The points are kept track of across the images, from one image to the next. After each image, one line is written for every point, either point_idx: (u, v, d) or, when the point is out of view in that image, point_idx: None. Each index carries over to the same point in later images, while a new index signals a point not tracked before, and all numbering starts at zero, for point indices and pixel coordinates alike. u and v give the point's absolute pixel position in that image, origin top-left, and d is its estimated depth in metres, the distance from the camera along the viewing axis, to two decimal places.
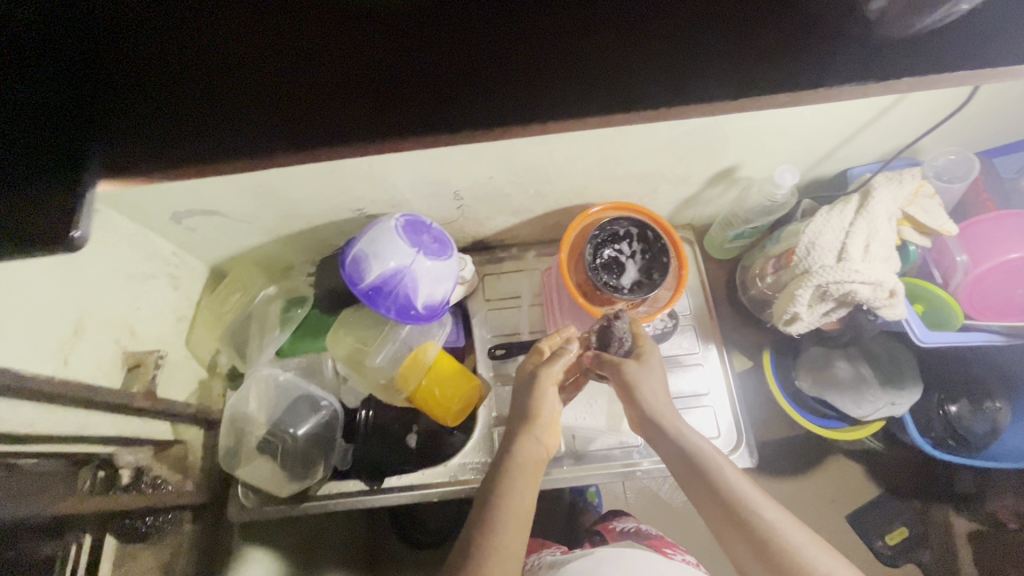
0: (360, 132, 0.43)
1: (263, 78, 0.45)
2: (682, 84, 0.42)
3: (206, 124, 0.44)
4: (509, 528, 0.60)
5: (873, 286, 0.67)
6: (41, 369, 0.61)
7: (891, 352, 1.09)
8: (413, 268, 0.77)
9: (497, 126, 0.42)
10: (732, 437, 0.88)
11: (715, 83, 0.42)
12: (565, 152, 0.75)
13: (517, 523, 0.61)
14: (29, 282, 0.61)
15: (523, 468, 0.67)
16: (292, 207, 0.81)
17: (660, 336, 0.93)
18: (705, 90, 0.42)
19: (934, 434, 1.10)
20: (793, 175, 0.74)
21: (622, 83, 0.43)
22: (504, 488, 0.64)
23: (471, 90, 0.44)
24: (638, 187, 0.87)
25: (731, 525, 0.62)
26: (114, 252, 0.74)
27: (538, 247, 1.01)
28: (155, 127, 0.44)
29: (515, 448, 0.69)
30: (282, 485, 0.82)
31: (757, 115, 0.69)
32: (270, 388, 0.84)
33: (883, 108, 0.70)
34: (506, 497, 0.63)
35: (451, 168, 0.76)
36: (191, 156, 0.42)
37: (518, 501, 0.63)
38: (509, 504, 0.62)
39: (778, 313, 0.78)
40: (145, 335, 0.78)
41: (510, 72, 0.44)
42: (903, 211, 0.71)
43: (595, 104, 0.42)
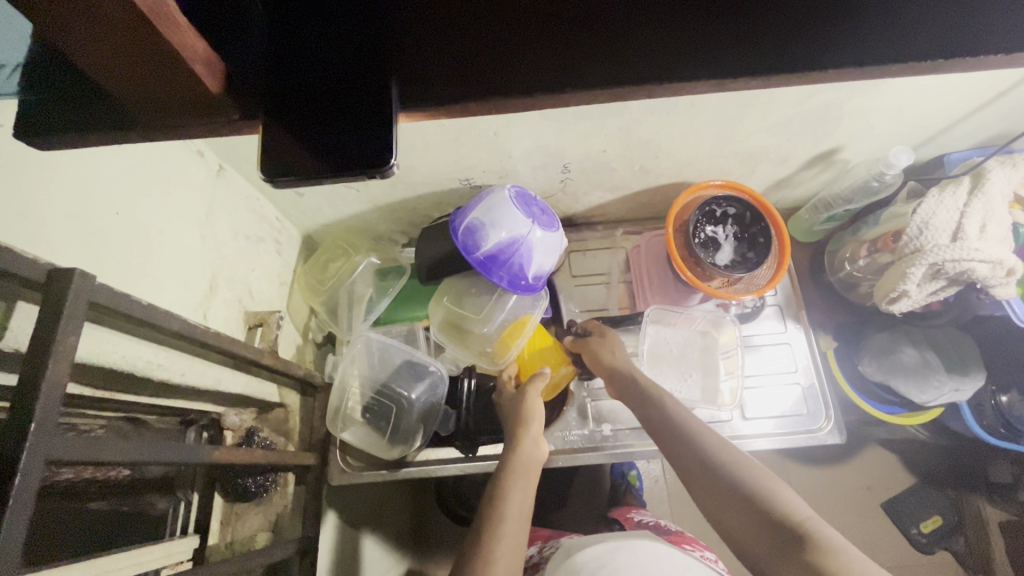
0: (587, 73, 0.32)
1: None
2: (943, 35, 0.31)
3: (430, 47, 0.32)
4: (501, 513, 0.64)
5: (992, 265, 0.70)
6: (188, 317, 0.63)
7: (957, 341, 1.06)
8: (529, 239, 0.78)
9: (709, 81, 0.32)
10: (819, 414, 0.89)
11: (981, 34, 0.31)
12: (686, 126, 0.76)
13: (519, 515, 0.65)
14: (175, 234, 0.61)
15: (520, 467, 0.71)
16: (404, 174, 0.82)
17: (749, 315, 0.95)
18: (971, 43, 0.31)
19: (986, 422, 1.04)
20: (908, 156, 0.77)
21: (874, 24, 0.32)
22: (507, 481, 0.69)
23: (714, 20, 0.32)
24: (738, 167, 0.89)
25: (718, 493, 0.62)
26: (235, 212, 0.74)
27: (624, 225, 1.03)
28: (365, 56, 0.32)
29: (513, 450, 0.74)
30: (384, 451, 0.85)
31: (884, 93, 0.71)
32: (373, 354, 0.87)
33: (1002, 90, 0.72)
34: (506, 492, 0.67)
35: (571, 139, 0.77)
36: (454, 82, 0.32)
37: (517, 492, 0.67)
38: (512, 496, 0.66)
39: (882, 291, 0.80)
40: (258, 297, 0.79)
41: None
42: (1017, 192, 0.74)
43: (843, 52, 0.32)
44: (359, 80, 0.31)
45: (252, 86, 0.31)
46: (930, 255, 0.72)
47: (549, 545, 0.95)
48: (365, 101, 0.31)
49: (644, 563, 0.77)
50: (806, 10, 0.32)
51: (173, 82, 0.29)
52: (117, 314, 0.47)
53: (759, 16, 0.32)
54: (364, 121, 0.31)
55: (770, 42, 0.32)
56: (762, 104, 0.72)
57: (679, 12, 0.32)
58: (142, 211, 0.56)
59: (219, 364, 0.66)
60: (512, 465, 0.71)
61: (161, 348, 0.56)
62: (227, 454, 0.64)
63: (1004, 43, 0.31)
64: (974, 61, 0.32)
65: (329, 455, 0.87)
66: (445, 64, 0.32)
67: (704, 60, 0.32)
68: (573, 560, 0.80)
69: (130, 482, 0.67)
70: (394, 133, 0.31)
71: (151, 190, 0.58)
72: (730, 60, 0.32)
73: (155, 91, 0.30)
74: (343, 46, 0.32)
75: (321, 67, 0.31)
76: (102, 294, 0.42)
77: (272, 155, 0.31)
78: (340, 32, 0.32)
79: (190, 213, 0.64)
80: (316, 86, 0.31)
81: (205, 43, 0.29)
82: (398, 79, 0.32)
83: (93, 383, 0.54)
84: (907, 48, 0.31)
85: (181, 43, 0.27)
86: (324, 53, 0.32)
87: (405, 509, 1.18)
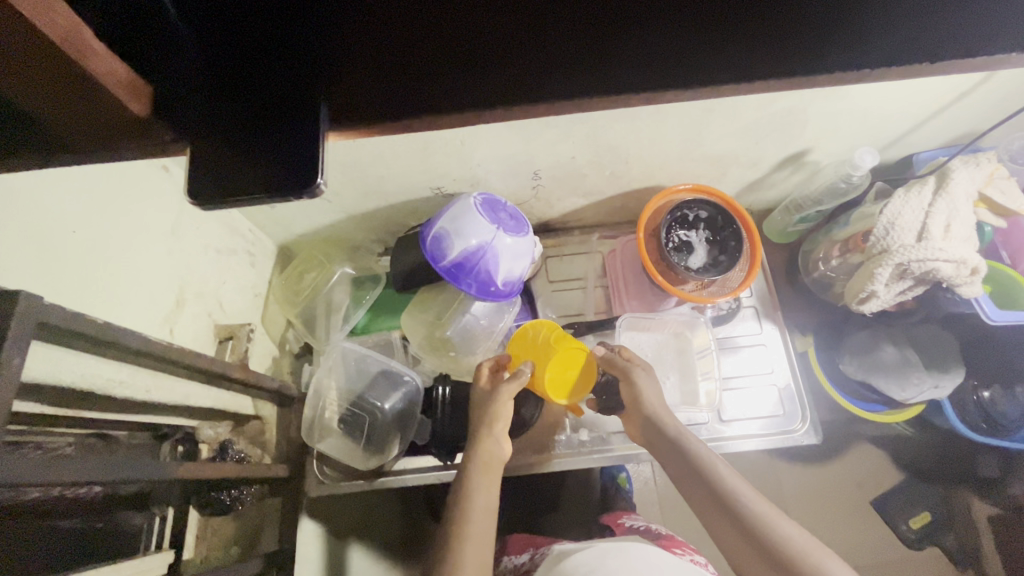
0: (516, 88, 0.32)
1: (419, 7, 0.32)
2: (863, 41, 0.32)
3: (358, 66, 0.32)
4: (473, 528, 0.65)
5: (956, 264, 0.71)
6: (153, 333, 0.63)
7: (937, 337, 1.05)
8: (494, 244, 0.79)
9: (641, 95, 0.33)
10: (796, 413, 0.89)
11: (900, 42, 0.32)
12: (652, 131, 0.77)
13: (484, 514, 0.67)
14: (139, 251, 0.61)
15: (483, 465, 0.72)
16: (375, 184, 0.82)
17: (724, 316, 0.95)
18: (890, 51, 0.32)
19: (968, 418, 1.05)
20: (873, 156, 0.77)
21: (797, 35, 0.32)
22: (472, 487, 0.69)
23: (643, 30, 0.32)
24: (709, 170, 0.89)
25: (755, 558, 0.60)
26: (204, 226, 0.74)
27: (600, 230, 1.03)
28: (292, 76, 0.32)
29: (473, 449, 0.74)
30: (362, 461, 0.84)
31: (845, 96, 0.72)
32: (348, 363, 0.86)
33: (963, 90, 0.73)
34: (471, 492, 0.68)
35: (539, 146, 0.77)
36: (385, 101, 0.32)
37: (482, 491, 0.69)
38: (475, 496, 0.67)
39: (852, 292, 0.81)
40: (230, 309, 0.79)
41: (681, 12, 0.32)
42: (981, 190, 0.74)
43: (767, 66, 0.32)
44: (285, 100, 0.31)
45: (179, 108, 0.31)
46: (896, 255, 0.72)
47: (539, 551, 0.94)
48: (290, 121, 0.31)
49: (634, 567, 0.75)
50: (738, 21, 0.32)
51: (97, 107, 0.29)
52: (72, 334, 0.47)
53: (693, 27, 0.32)
54: (291, 143, 0.31)
55: (698, 54, 0.32)
56: (726, 109, 0.73)
57: (614, 24, 0.32)
58: (102, 229, 0.56)
59: (188, 379, 0.66)
60: (474, 463, 0.72)
61: (123, 365, 0.56)
62: (196, 469, 0.64)
63: (924, 49, 0.32)
64: (905, 67, 0.33)
65: (307, 466, 0.87)
66: (374, 82, 0.32)
67: (639, 71, 0.32)
68: (564, 565, 0.78)
69: (101, 499, 0.66)
70: (320, 155, 0.31)
71: (112, 208, 0.58)
72: (665, 72, 0.32)
73: (83, 118, 0.30)
74: (269, 65, 0.32)
75: (248, 88, 0.31)
76: (52, 314, 0.42)
77: (205, 178, 0.31)
78: (266, 51, 0.32)
79: (155, 230, 0.64)
80: (242, 106, 0.31)
81: (128, 67, 0.29)
82: (327, 97, 0.32)
83: (60, 403, 0.54)
84: (828, 58, 0.32)
85: (98, 68, 0.27)
86: (251, 72, 0.32)
87: (394, 516, 1.18)
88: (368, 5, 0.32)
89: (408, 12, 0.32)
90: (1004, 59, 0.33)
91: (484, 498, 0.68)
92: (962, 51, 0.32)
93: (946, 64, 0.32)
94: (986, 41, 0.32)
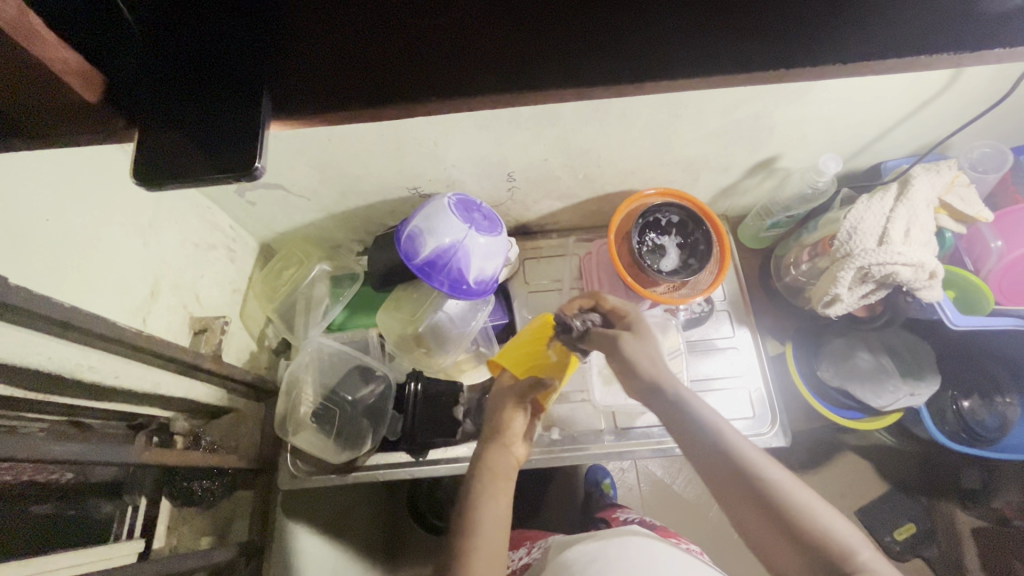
0: (446, 82, 0.34)
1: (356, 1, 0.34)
2: (774, 40, 0.34)
3: (298, 59, 0.34)
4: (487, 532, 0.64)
5: (916, 268, 0.72)
6: (125, 321, 0.64)
7: (908, 342, 1.07)
8: (466, 243, 0.80)
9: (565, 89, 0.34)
10: (767, 416, 0.90)
11: (806, 46, 0.34)
12: (620, 135, 0.79)
13: (495, 525, 0.65)
14: (114, 241, 0.63)
15: (495, 471, 0.71)
16: (352, 183, 0.84)
17: (697, 319, 0.96)
18: (797, 54, 0.34)
19: (947, 428, 1.05)
20: (837, 163, 0.80)
21: (713, 35, 0.34)
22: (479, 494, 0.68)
23: (565, 21, 0.34)
24: (682, 174, 0.91)
25: (789, 547, 0.55)
26: (182, 220, 0.76)
27: (578, 233, 1.05)
28: (238, 68, 0.34)
29: (485, 456, 0.73)
30: (334, 454, 0.85)
31: (807, 103, 0.74)
32: (322, 358, 0.88)
33: (922, 100, 0.75)
34: (480, 502, 0.67)
35: (511, 148, 0.79)
36: (324, 92, 0.34)
37: (492, 497, 0.67)
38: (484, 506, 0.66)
39: (819, 295, 0.82)
40: (207, 303, 0.80)
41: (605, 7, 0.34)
42: (941, 198, 0.76)
43: (682, 63, 0.34)
44: (229, 89, 0.33)
45: (129, 96, 0.33)
46: (858, 259, 0.74)
47: (537, 547, 0.93)
48: (233, 108, 0.33)
49: (633, 555, 0.76)
50: (656, 20, 0.34)
51: (47, 94, 0.31)
52: (38, 317, 0.49)
53: (621, 30, 0.34)
54: (233, 128, 0.33)
55: (617, 49, 0.34)
56: (691, 114, 0.75)
57: (548, 23, 0.34)
58: (78, 219, 0.58)
59: (159, 368, 0.67)
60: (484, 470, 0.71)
61: (92, 350, 0.58)
62: (162, 456, 0.64)
63: (833, 48, 0.33)
64: (825, 66, 0.34)
65: (280, 460, 0.88)
66: (313, 74, 0.34)
67: (570, 70, 0.34)
68: (563, 557, 0.80)
69: (72, 485, 0.67)
70: (261, 141, 0.33)
71: (87, 198, 0.60)
72: (596, 71, 0.34)
73: (36, 105, 0.31)
74: (214, 57, 0.34)
75: (195, 77, 0.33)
76: (14, 295, 0.44)
77: (153, 162, 0.33)
78: (210, 42, 0.34)
79: (131, 222, 0.66)
80: (190, 95, 0.33)
81: (78, 54, 0.31)
82: (269, 88, 0.34)
83: (30, 386, 0.55)
84: (743, 55, 0.34)
85: (47, 56, 0.29)
86: (197, 62, 0.34)
87: (377, 517, 1.18)
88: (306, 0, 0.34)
89: (345, 7, 0.34)
90: (920, 62, 0.34)
91: (496, 503, 0.67)
92: (868, 52, 0.33)
93: (854, 65, 0.34)
94: (890, 44, 0.33)
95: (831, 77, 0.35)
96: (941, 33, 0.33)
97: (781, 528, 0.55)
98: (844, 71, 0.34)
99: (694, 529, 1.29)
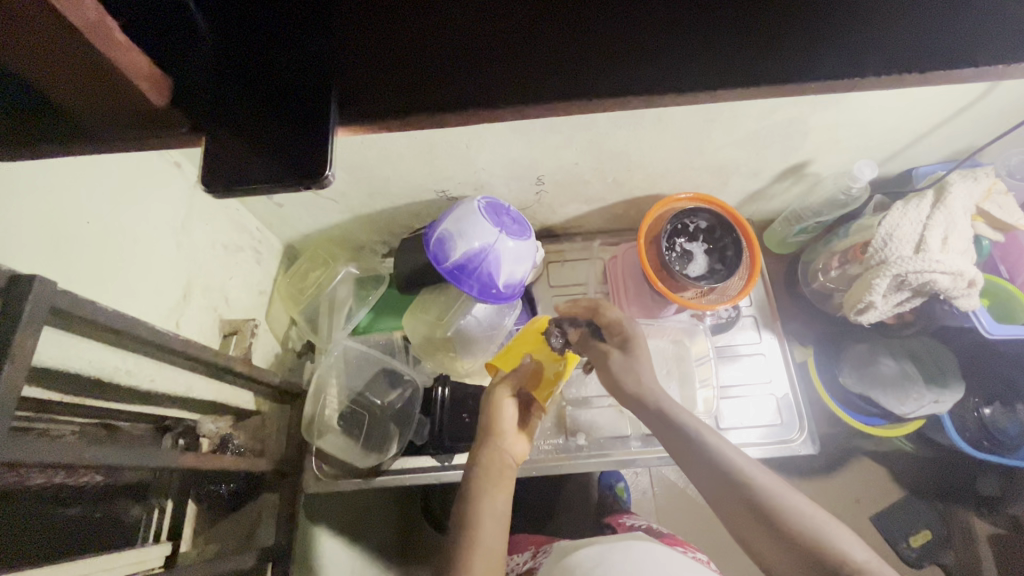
0: (510, 87, 0.33)
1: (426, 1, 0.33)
2: (844, 47, 0.32)
3: (369, 63, 0.33)
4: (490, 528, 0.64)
5: (953, 276, 0.71)
6: (160, 325, 0.64)
7: (934, 350, 1.04)
8: (497, 247, 0.80)
9: (625, 96, 0.33)
10: (794, 423, 0.89)
11: (876, 55, 0.32)
12: (654, 140, 0.78)
13: (493, 520, 0.65)
14: (150, 243, 0.63)
15: (490, 470, 0.70)
16: (381, 185, 0.84)
17: (724, 324, 0.96)
18: (865, 62, 0.32)
19: (969, 435, 1.01)
20: (872, 169, 0.80)
21: (779, 42, 0.33)
22: (474, 494, 0.68)
23: (630, 26, 0.33)
24: (711, 178, 0.91)
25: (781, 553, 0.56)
26: (213, 222, 0.75)
27: (602, 236, 1.05)
28: (307, 74, 0.33)
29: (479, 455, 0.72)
30: (361, 459, 0.85)
31: (845, 110, 0.73)
32: (349, 363, 0.89)
33: (962, 106, 0.74)
34: (478, 499, 0.67)
35: (543, 152, 0.79)
36: (392, 99, 0.34)
37: (489, 497, 0.67)
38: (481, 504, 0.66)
39: (851, 302, 0.82)
40: (235, 305, 0.80)
41: (673, 8, 0.33)
42: (978, 205, 0.75)
43: (746, 70, 0.33)
44: (298, 93, 0.33)
45: (196, 102, 0.33)
46: (893, 266, 0.73)
47: (543, 550, 0.92)
48: (303, 113, 0.33)
49: (639, 559, 0.75)
50: (725, 23, 0.33)
51: (117, 97, 0.30)
52: (82, 321, 0.48)
53: (690, 35, 0.33)
54: (303, 137, 0.33)
55: (681, 52, 0.33)
56: (726, 119, 0.74)
57: (616, 30, 0.33)
58: (117, 221, 0.58)
59: (192, 371, 0.67)
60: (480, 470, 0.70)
61: (131, 354, 0.57)
62: (195, 460, 0.64)
63: (902, 53, 0.32)
64: (897, 78, 0.33)
65: (305, 463, 0.87)
66: (380, 78, 0.33)
67: (637, 76, 0.33)
68: (568, 560, 0.79)
69: (101, 489, 0.66)
70: (331, 149, 0.33)
71: (125, 200, 0.59)
72: (664, 80, 0.33)
73: (103, 108, 0.31)
74: (282, 60, 0.33)
75: (263, 81, 0.33)
76: (59, 298, 0.43)
77: (219, 168, 0.33)
78: (278, 45, 0.33)
79: (165, 223, 0.65)
80: (259, 99, 0.33)
81: (147, 59, 0.30)
82: (337, 93, 0.33)
83: (68, 389, 0.55)
84: (811, 62, 0.33)
85: (120, 60, 0.28)
86: (266, 67, 0.33)
87: (393, 519, 1.17)
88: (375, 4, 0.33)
89: (414, 11, 0.33)
90: (995, 73, 0.33)
91: (492, 502, 0.66)
92: (937, 62, 0.32)
93: (924, 75, 0.33)
94: (963, 53, 0.32)
95: (898, 86, 0.34)
96: (1011, 40, 0.32)
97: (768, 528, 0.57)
98: (913, 80, 0.33)
99: (711, 535, 1.28)
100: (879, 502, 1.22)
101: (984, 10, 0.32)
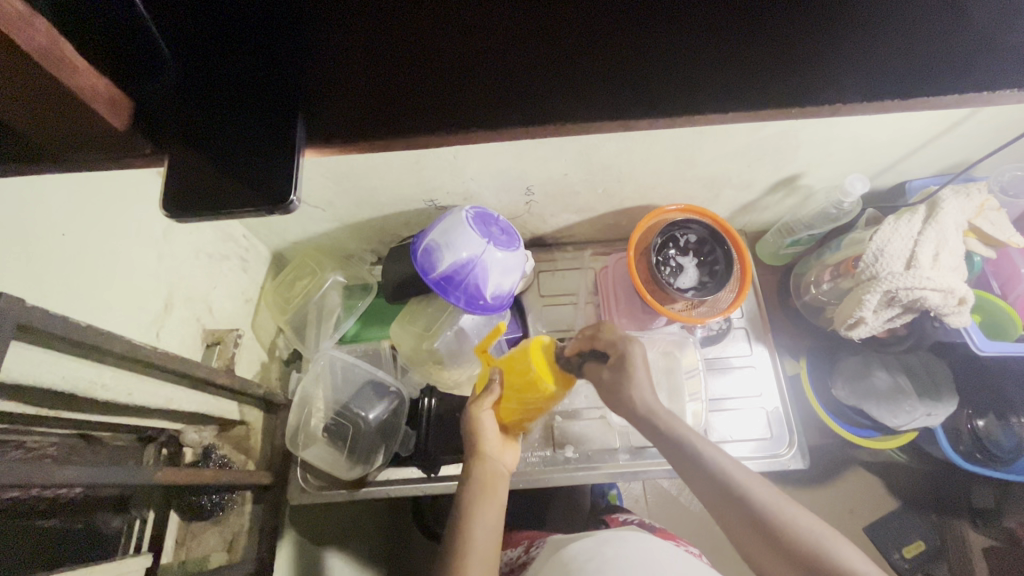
0: (478, 109, 0.33)
1: (393, 17, 0.32)
2: (819, 73, 0.32)
3: (337, 82, 0.33)
4: (483, 549, 0.62)
5: (944, 293, 0.71)
6: (139, 337, 0.63)
7: (931, 365, 1.01)
8: (485, 258, 0.79)
9: (590, 122, 0.33)
10: (785, 436, 0.89)
11: (856, 77, 0.32)
12: (644, 152, 0.77)
13: (486, 536, 0.63)
14: (130, 255, 0.62)
15: (480, 486, 0.68)
16: (370, 194, 0.83)
17: (714, 337, 0.95)
18: (844, 85, 0.32)
19: (962, 448, 1.00)
20: (863, 183, 0.79)
21: (753, 66, 0.32)
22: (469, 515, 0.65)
23: (604, 45, 0.32)
24: (702, 191, 0.90)
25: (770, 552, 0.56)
26: (198, 232, 0.74)
27: (593, 246, 1.04)
28: (273, 94, 0.32)
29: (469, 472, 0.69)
30: (343, 470, 0.85)
31: (836, 125, 0.72)
32: (335, 372, 0.88)
33: (953, 122, 0.73)
34: (470, 515, 0.65)
35: (533, 162, 0.78)
36: (360, 118, 0.33)
37: (482, 516, 0.65)
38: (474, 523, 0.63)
39: (842, 317, 0.81)
40: (219, 314, 0.79)
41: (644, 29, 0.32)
42: (970, 222, 0.75)
43: (717, 96, 0.32)
44: (260, 113, 0.32)
45: (162, 121, 0.32)
46: (883, 282, 0.73)
47: (535, 547, 0.91)
48: (269, 134, 0.32)
49: (633, 553, 0.73)
50: (696, 47, 0.32)
51: (73, 119, 0.29)
52: (53, 336, 0.47)
53: (663, 58, 0.32)
54: (267, 162, 0.32)
55: (648, 76, 0.32)
56: (718, 133, 0.73)
57: (591, 48, 0.32)
58: (96, 232, 0.57)
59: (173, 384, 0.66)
60: (471, 488, 0.68)
61: (107, 367, 0.57)
62: (176, 474, 0.63)
63: (874, 74, 0.31)
64: (879, 102, 0.32)
65: (289, 473, 0.87)
66: (347, 95, 0.33)
67: (612, 97, 0.32)
68: (561, 556, 0.76)
69: (83, 498, 0.64)
70: (297, 172, 0.32)
71: (103, 212, 0.58)
72: (644, 97, 0.32)
73: (69, 132, 0.30)
74: (248, 78, 0.33)
75: (230, 101, 0.33)
76: (30, 314, 0.42)
77: (184, 193, 0.33)
78: (244, 65, 0.33)
79: (146, 233, 0.65)
80: (226, 119, 0.33)
81: (106, 80, 0.29)
82: (304, 114, 0.33)
83: (45, 404, 0.54)
84: (786, 86, 0.32)
85: (76, 84, 0.27)
86: (234, 89, 0.33)
87: (382, 524, 1.16)
88: (346, 23, 0.33)
89: (384, 29, 0.32)
90: (980, 97, 0.32)
91: (485, 519, 0.64)
92: (909, 86, 0.31)
93: (903, 100, 0.32)
94: (940, 81, 0.31)
95: (873, 111, 0.33)
96: (987, 64, 0.31)
97: (756, 529, 0.57)
98: (887, 107, 0.33)
99: (704, 542, 1.27)
100: (872, 512, 1.21)
101: (962, 33, 0.31)
